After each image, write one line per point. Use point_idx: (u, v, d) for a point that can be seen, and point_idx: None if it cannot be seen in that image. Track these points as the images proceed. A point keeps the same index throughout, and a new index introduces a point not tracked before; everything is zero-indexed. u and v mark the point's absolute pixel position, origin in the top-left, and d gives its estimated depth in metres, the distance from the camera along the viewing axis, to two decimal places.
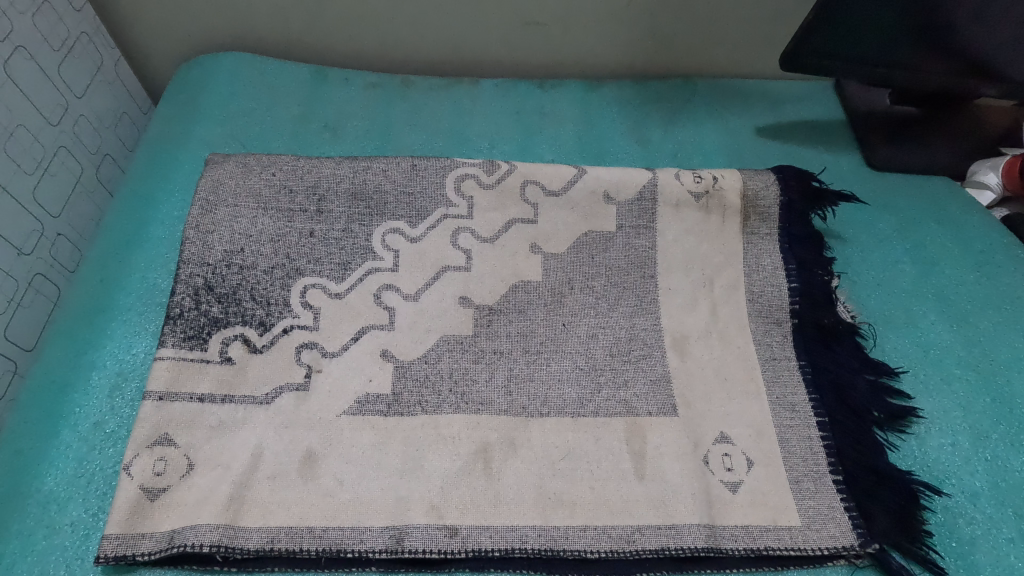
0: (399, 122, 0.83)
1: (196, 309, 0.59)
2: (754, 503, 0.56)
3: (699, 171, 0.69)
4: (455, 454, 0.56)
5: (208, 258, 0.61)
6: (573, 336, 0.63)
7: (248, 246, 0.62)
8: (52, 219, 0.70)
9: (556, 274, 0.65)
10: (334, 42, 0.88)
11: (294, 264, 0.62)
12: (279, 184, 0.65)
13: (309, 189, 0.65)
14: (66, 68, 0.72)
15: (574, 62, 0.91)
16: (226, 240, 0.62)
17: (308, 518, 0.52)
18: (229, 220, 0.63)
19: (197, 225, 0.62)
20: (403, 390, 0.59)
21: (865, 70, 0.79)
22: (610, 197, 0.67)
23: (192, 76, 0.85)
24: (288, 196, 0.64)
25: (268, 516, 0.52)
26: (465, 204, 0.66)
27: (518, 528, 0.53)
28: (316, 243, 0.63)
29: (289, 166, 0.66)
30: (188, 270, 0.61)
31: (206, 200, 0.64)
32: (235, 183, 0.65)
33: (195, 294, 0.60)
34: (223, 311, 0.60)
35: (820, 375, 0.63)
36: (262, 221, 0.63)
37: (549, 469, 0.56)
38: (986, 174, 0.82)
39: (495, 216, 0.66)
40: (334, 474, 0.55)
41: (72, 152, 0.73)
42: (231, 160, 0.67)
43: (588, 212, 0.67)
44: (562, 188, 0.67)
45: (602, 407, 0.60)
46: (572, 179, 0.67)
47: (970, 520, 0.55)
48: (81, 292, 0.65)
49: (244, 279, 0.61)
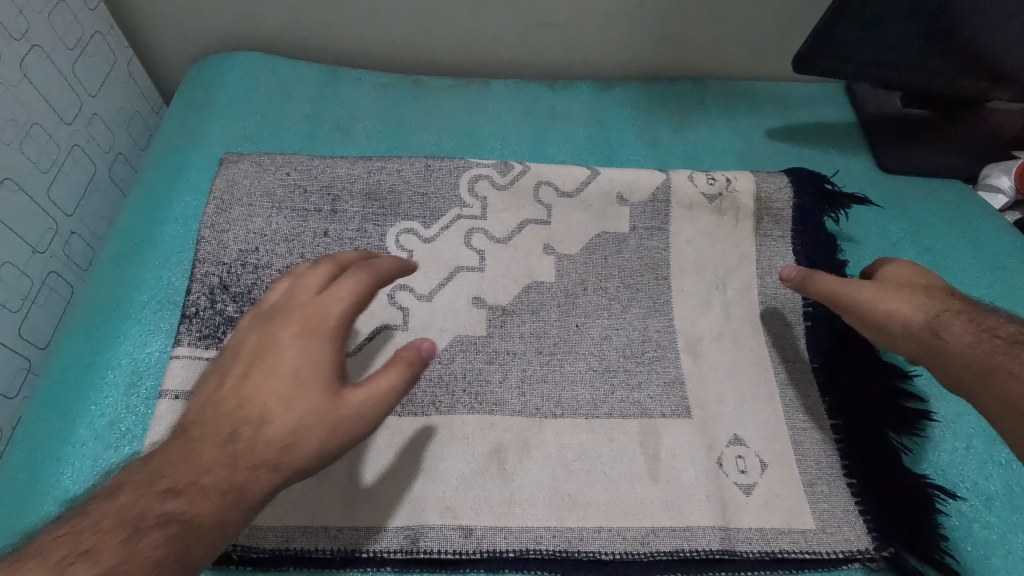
0: (411, 122, 0.83)
1: (211, 307, 0.59)
2: (769, 505, 0.56)
3: (712, 173, 0.69)
4: (470, 455, 0.56)
5: (223, 257, 0.61)
6: (586, 337, 0.63)
7: (263, 245, 0.62)
8: (66, 217, 0.71)
9: (569, 275, 0.65)
10: (346, 42, 0.88)
11: (308, 263, 0.62)
12: (294, 183, 0.65)
13: (323, 188, 0.65)
14: (80, 67, 0.72)
15: (585, 63, 0.91)
16: (241, 239, 0.62)
17: (323, 517, 0.53)
18: (244, 219, 0.63)
19: (212, 224, 0.62)
20: (417, 390, 0.59)
21: (876, 73, 0.79)
22: (623, 198, 0.67)
23: (204, 76, 0.85)
24: (302, 195, 0.64)
25: (283, 515, 0.52)
26: (478, 205, 0.66)
27: (533, 529, 0.53)
28: (331, 243, 0.64)
29: (303, 165, 0.66)
30: (203, 269, 0.61)
31: (221, 198, 0.64)
32: (249, 181, 0.65)
33: (211, 292, 0.60)
34: (237, 311, 0.60)
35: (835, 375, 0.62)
36: (277, 220, 0.63)
37: (563, 470, 0.56)
38: (998, 177, 0.82)
39: (509, 216, 0.66)
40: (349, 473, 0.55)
41: (86, 150, 0.74)
42: (245, 159, 0.67)
43: (601, 213, 0.67)
44: (575, 188, 0.67)
45: (616, 408, 0.60)
46: (585, 180, 0.67)
47: (986, 524, 0.55)
48: (96, 292, 0.65)
49: (259, 278, 0.61)
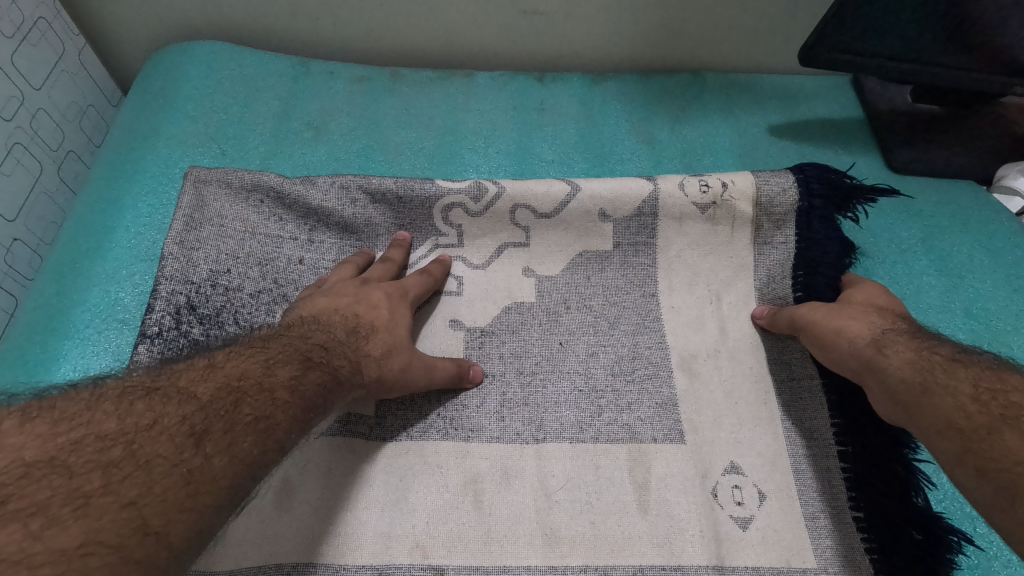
0: (387, 118, 0.77)
1: (176, 328, 0.53)
2: (768, 540, 0.51)
3: (706, 180, 0.63)
4: (443, 486, 0.51)
5: (191, 275, 0.55)
6: (572, 356, 0.58)
7: (236, 267, 0.57)
8: (7, 222, 0.65)
9: (550, 296, 0.61)
10: (319, 31, 0.82)
11: (281, 290, 0.58)
12: (268, 211, 0.61)
13: (300, 216, 0.61)
14: (22, 57, 0.66)
15: (576, 54, 0.85)
16: (212, 259, 0.57)
17: (279, 554, 0.47)
18: (215, 239, 0.58)
19: (180, 241, 0.56)
20: (387, 414, 0.54)
21: (887, 66, 0.74)
22: (605, 215, 0.62)
23: (163, 67, 0.79)
24: (278, 222, 0.61)
25: (235, 556, 0.47)
26: (457, 232, 0.62)
27: (511, 568, 0.49)
28: (305, 271, 0.60)
29: (276, 188, 0.60)
30: (168, 287, 0.54)
31: (190, 217, 0.58)
32: (218, 199, 0.60)
33: (176, 312, 0.53)
34: (204, 334, 0.54)
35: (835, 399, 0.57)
36: (250, 244, 0.59)
37: (545, 501, 0.51)
38: (1015, 178, 0.76)
39: (487, 240, 0.62)
40: (310, 504, 0.50)
41: (30, 149, 0.67)
42: (215, 176, 0.61)
43: (583, 230, 0.62)
44: (554, 208, 0.61)
45: (604, 432, 0.55)
46: (565, 197, 0.61)
47: (1006, 564, 0.51)
48: (38, 307, 0.59)
49: (229, 301, 0.56)
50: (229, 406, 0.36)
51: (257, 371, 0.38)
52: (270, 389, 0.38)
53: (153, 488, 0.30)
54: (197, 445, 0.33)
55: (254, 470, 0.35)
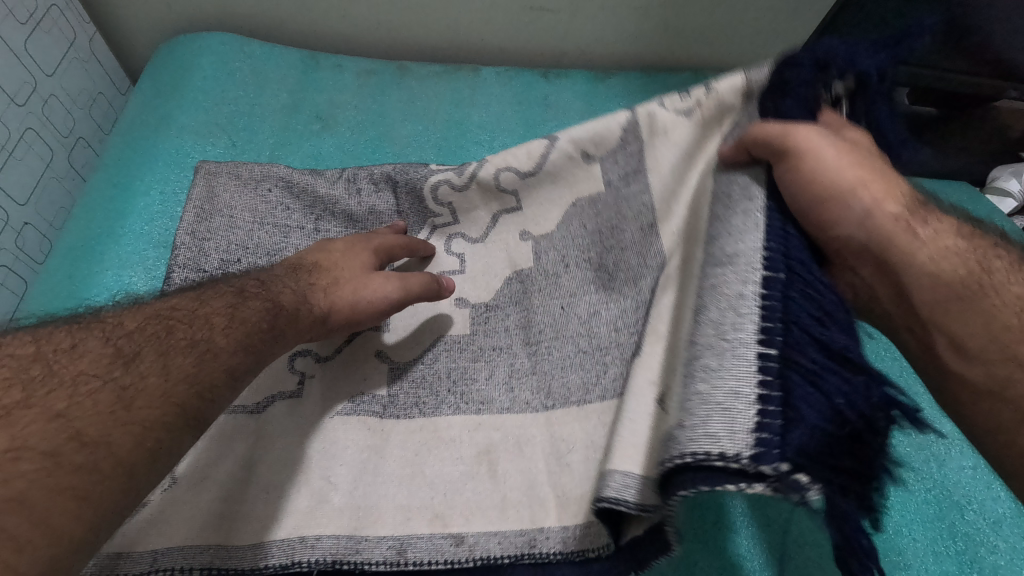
0: (394, 110, 0.79)
1: None
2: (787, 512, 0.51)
3: (688, 90, 0.57)
4: (457, 458, 0.51)
5: (202, 265, 0.57)
6: (573, 318, 0.56)
7: (245, 257, 0.58)
8: (19, 207, 0.66)
9: (547, 256, 0.60)
10: (327, 24, 0.83)
11: None
12: (276, 201, 0.62)
13: (306, 207, 0.62)
14: (36, 44, 0.67)
15: (580, 51, 0.87)
16: (223, 249, 0.58)
17: (301, 526, 0.47)
18: (225, 229, 0.59)
19: (191, 231, 0.58)
20: (399, 392, 0.55)
21: (885, 67, 0.75)
22: (589, 156, 0.60)
23: (173, 57, 0.80)
24: (285, 212, 0.62)
25: (260, 530, 0.46)
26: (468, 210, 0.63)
27: (530, 532, 0.48)
28: None
29: (282, 180, 0.63)
30: (181, 275, 0.56)
31: (201, 208, 0.60)
32: (227, 189, 0.62)
33: None
34: None
35: (791, 267, 0.34)
36: (259, 234, 0.60)
37: (557, 465, 0.49)
38: (1008, 181, 0.79)
39: (482, 213, 0.63)
40: (328, 476, 0.50)
41: (42, 135, 0.68)
42: (223, 169, 0.64)
43: (571, 179, 0.60)
44: (536, 164, 0.60)
45: (610, 387, 0.51)
46: (544, 151, 0.60)
47: (993, 549, 0.52)
48: (51, 290, 0.60)
49: None
50: (161, 333, 0.38)
51: (190, 305, 0.41)
52: (206, 316, 0.40)
53: (87, 403, 0.33)
54: (124, 365, 0.36)
55: (202, 391, 0.37)
